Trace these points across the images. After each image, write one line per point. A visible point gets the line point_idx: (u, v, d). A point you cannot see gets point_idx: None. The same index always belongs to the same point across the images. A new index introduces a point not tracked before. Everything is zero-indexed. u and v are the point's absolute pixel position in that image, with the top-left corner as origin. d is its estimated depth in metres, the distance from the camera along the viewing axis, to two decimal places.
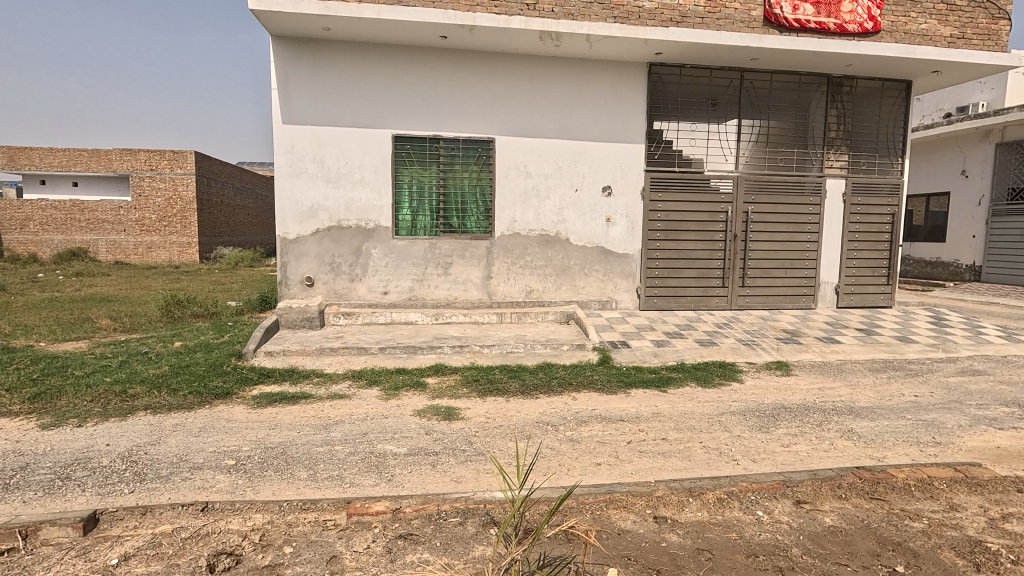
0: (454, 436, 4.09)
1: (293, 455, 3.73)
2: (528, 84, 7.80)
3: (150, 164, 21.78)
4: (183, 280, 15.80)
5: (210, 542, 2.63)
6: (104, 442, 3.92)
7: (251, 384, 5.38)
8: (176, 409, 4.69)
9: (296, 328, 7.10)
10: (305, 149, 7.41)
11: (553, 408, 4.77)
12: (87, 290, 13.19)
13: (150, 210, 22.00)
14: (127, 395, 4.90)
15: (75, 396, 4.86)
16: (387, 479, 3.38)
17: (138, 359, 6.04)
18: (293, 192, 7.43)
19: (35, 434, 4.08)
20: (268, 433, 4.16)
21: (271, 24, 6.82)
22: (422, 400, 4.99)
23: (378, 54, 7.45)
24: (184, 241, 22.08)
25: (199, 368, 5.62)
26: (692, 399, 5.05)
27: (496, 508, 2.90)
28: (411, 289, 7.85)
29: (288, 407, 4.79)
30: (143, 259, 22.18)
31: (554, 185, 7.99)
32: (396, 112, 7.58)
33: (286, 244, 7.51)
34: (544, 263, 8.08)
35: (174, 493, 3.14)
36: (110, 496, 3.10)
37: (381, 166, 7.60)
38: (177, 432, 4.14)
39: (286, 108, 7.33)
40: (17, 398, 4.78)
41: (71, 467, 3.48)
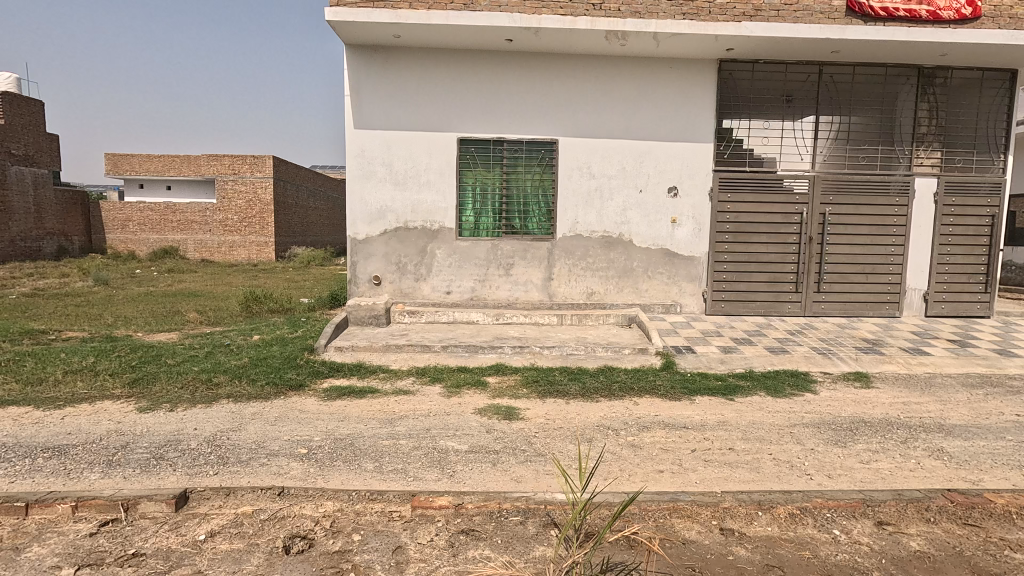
0: (515, 436, 4.11)
1: (361, 447, 3.88)
2: (593, 85, 7.74)
3: (233, 167, 23.36)
4: (261, 278, 16.84)
5: (286, 525, 2.78)
6: (191, 426, 4.23)
7: (322, 378, 5.65)
8: (255, 398, 4.99)
9: (363, 326, 7.38)
10: (374, 152, 7.68)
11: (614, 412, 4.71)
12: (178, 286, 14.30)
13: (233, 211, 23.54)
14: (211, 384, 5.28)
15: (168, 382, 5.28)
16: (449, 475, 3.45)
17: (221, 350, 6.47)
18: (363, 194, 7.73)
19: (134, 416, 4.47)
20: (338, 425, 4.35)
21: (346, 34, 7.14)
22: (483, 399, 5.05)
23: (444, 59, 7.62)
24: (262, 241, 23.50)
25: (275, 360, 5.96)
26: (762, 409, 4.84)
27: (557, 509, 2.89)
28: (473, 289, 7.97)
29: (356, 401, 4.99)
30: (225, 258, 23.75)
31: (618, 186, 7.88)
32: (461, 115, 7.72)
33: (355, 244, 7.83)
34: (606, 265, 7.99)
35: (253, 477, 3.35)
36: (197, 477, 3.35)
37: (446, 168, 7.77)
38: (256, 420, 4.40)
39: (358, 113, 7.63)
40: (119, 382, 5.26)
41: (164, 447, 3.79)
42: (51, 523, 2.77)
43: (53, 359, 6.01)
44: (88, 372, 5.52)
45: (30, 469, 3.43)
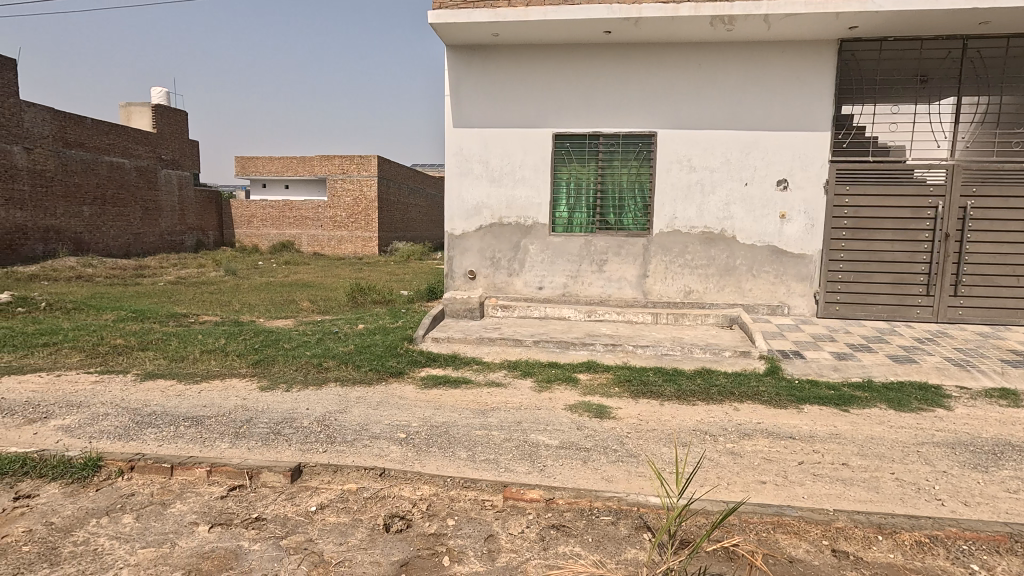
0: (606, 435, 4.06)
1: (455, 436, 4.01)
2: (695, 75, 7.40)
3: (342, 168, 25.06)
4: (366, 270, 17.99)
5: (386, 504, 2.94)
6: (304, 406, 4.61)
7: (420, 366, 5.91)
8: (359, 383, 5.33)
9: (458, 319, 7.62)
10: (472, 150, 7.89)
11: (712, 417, 4.50)
12: (294, 277, 15.61)
13: (341, 208, 25.28)
14: (322, 367, 5.71)
15: (285, 364, 5.80)
16: (539, 468, 3.47)
17: (331, 337, 6.97)
18: (460, 191, 7.97)
19: (257, 393, 4.96)
20: (434, 412, 4.54)
21: (447, 35, 7.38)
22: (574, 396, 5.03)
23: (541, 55, 7.64)
24: (367, 236, 25.05)
25: (378, 348, 6.32)
26: (882, 423, 4.39)
27: (651, 513, 2.81)
28: (565, 285, 7.94)
29: (451, 390, 5.18)
30: (334, 252, 25.58)
31: (720, 180, 7.49)
32: (557, 111, 7.71)
33: (452, 239, 8.09)
34: (706, 262, 7.63)
35: (357, 457, 3.58)
36: (309, 453, 3.64)
37: (541, 165, 7.80)
38: (360, 404, 4.70)
39: (457, 112, 7.87)
40: (245, 362, 5.87)
41: (281, 424, 4.16)
42: (190, 484, 3.13)
43: (192, 339, 6.80)
44: (219, 352, 6.18)
45: (174, 435, 3.91)
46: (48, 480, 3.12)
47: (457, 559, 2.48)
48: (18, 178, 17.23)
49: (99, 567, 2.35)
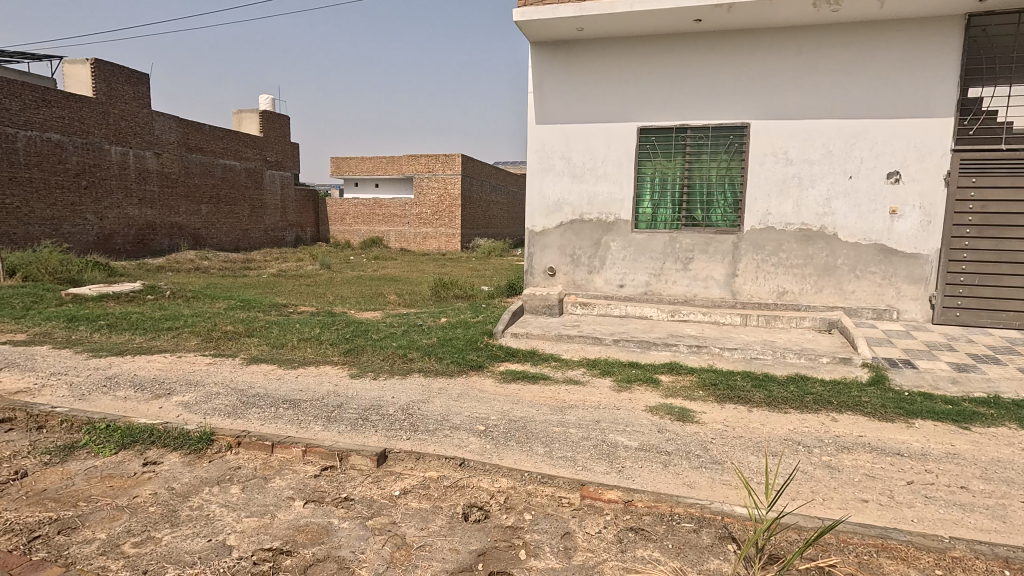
0: (689, 440, 3.91)
1: (533, 431, 4.03)
2: (795, 61, 6.92)
3: (429, 167, 25.95)
4: (448, 266, 18.54)
5: (465, 494, 3.02)
6: (390, 394, 4.83)
7: (499, 361, 6.00)
8: (441, 374, 5.50)
9: (537, 315, 7.65)
10: (554, 147, 7.87)
11: (806, 427, 4.20)
12: (382, 271, 16.38)
13: (427, 206, 26.23)
14: (406, 358, 5.95)
15: (373, 353, 6.11)
16: (618, 469, 3.41)
17: (415, 330, 7.25)
18: (542, 187, 7.98)
19: (347, 380, 5.26)
20: (512, 407, 4.59)
21: (532, 32, 7.40)
22: (655, 398, 4.89)
23: (628, 47, 7.46)
24: (450, 232, 25.80)
25: (459, 342, 6.48)
26: (1010, 444, 3.90)
27: (737, 523, 2.68)
28: (648, 284, 7.72)
29: (529, 386, 5.22)
30: (419, 248, 26.55)
31: (821, 173, 6.97)
32: (642, 104, 7.51)
33: (533, 236, 8.11)
34: (802, 261, 7.13)
35: (438, 447, 3.69)
36: (393, 439, 3.81)
37: (624, 160, 7.63)
38: (442, 395, 4.85)
39: (540, 108, 7.88)
40: (338, 351, 6.24)
41: (369, 410, 4.38)
42: (287, 461, 3.37)
43: (291, 328, 7.33)
44: (315, 341, 6.62)
45: (275, 416, 4.24)
46: (170, 449, 3.49)
47: (533, 553, 2.50)
48: (149, 180, 19.39)
49: (210, 530, 2.60)
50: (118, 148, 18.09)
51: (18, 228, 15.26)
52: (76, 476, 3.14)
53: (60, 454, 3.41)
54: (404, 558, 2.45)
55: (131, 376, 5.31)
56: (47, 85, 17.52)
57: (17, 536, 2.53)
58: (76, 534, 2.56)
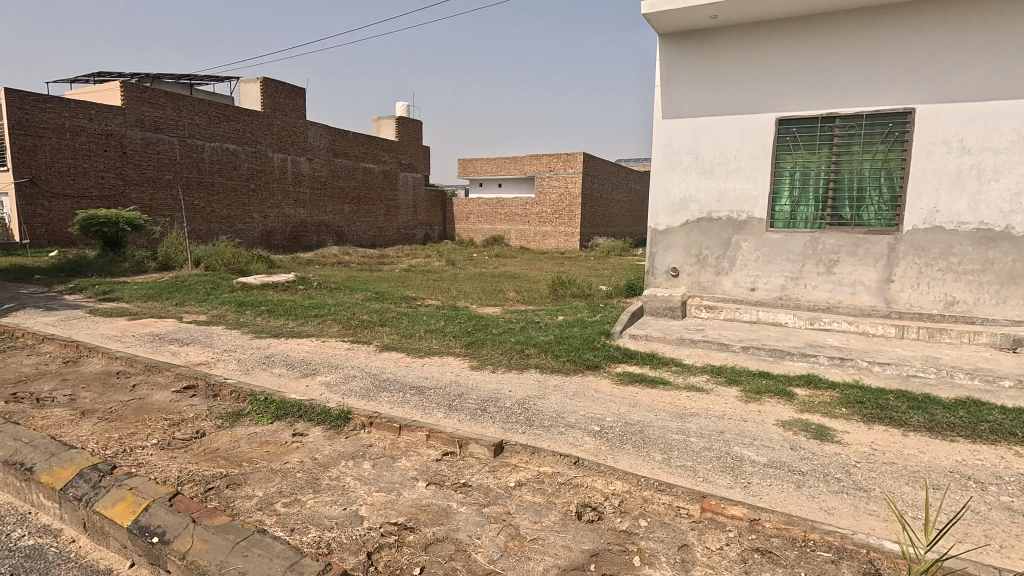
0: (828, 461, 3.54)
1: (650, 437, 3.90)
2: (975, 33, 5.95)
3: (550, 166, 26.20)
4: (566, 265, 18.57)
5: (579, 493, 3.00)
6: (507, 388, 4.95)
7: (616, 362, 5.88)
8: (557, 372, 5.53)
9: (658, 317, 7.42)
10: (682, 141, 7.53)
11: (979, 459, 3.61)
12: (502, 268, 16.85)
13: (547, 204, 26.51)
14: (524, 354, 6.07)
15: (492, 347, 6.31)
16: (743, 485, 3.18)
17: (533, 327, 7.36)
18: (667, 184, 7.67)
19: (467, 371, 5.49)
20: (629, 410, 4.48)
21: (661, 24, 7.14)
22: (788, 412, 4.49)
23: (766, 32, 6.93)
24: (570, 231, 25.83)
25: (576, 341, 6.47)
26: None
27: (885, 560, 2.38)
28: (783, 287, 7.10)
29: (647, 389, 5.06)
30: (539, 246, 26.90)
31: (1007, 163, 5.95)
32: (782, 93, 6.92)
33: (656, 235, 7.83)
34: (979, 267, 6.12)
35: (552, 443, 3.72)
36: (510, 432, 3.91)
37: (760, 153, 7.08)
38: (558, 392, 4.88)
39: (668, 102, 7.58)
40: (460, 343, 6.54)
41: (487, 402, 4.54)
42: (413, 444, 3.60)
43: (419, 320, 7.82)
44: (439, 333, 7.00)
45: (403, 401, 4.54)
46: (314, 424, 3.90)
47: (648, 562, 2.42)
48: (303, 183, 21.77)
49: (346, 500, 2.85)
50: (279, 155, 20.55)
51: (203, 226, 17.97)
52: (241, 440, 3.63)
53: (230, 419, 3.96)
54: (517, 549, 2.50)
55: (285, 356, 6.00)
56: (227, 102, 20.39)
57: (197, 485, 2.99)
58: (240, 489, 2.96)
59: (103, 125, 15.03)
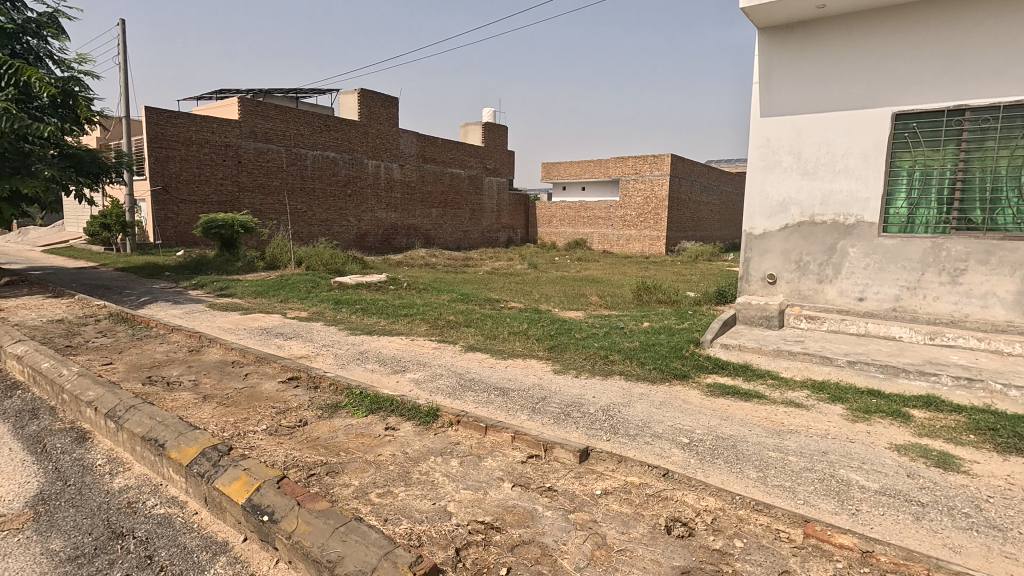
0: (953, 493, 3.17)
1: (744, 452, 3.70)
2: None
3: (636, 168, 25.65)
4: (651, 269, 18.07)
5: (668, 506, 2.90)
6: (591, 394, 4.89)
7: (706, 372, 5.63)
8: (643, 379, 5.39)
9: (752, 326, 7.05)
10: (782, 141, 7.10)
11: None
12: (585, 272, 16.73)
13: (632, 207, 25.98)
14: (608, 360, 5.97)
15: (576, 352, 6.27)
16: (850, 512, 2.93)
17: (617, 332, 7.24)
18: (765, 186, 7.26)
19: (550, 375, 5.48)
20: (720, 422, 4.27)
21: (761, 17, 6.78)
22: (903, 435, 4.07)
23: (883, 20, 6.37)
24: (655, 235, 25.16)
25: (662, 348, 6.29)
26: None
27: None
28: (898, 298, 6.46)
29: (740, 402, 4.80)
30: (622, 250, 26.40)
31: None
32: (900, 85, 6.33)
33: (751, 239, 7.43)
34: None
35: (639, 453, 3.62)
36: (594, 438, 3.86)
37: (872, 151, 6.51)
38: (643, 401, 4.75)
39: (767, 100, 7.17)
40: (543, 347, 6.56)
41: (570, 407, 4.51)
42: (498, 444, 3.65)
43: (502, 322, 7.92)
44: (522, 335, 7.06)
45: (488, 401, 4.62)
46: (405, 418, 4.06)
47: None
48: (394, 188, 22.82)
49: (435, 495, 2.94)
50: (374, 162, 21.67)
51: (304, 229, 19.35)
52: (338, 430, 3.85)
53: (329, 410, 4.22)
54: (604, 558, 2.45)
55: (377, 353, 6.31)
56: (328, 113, 21.83)
57: (300, 470, 3.21)
58: (338, 477, 3.14)
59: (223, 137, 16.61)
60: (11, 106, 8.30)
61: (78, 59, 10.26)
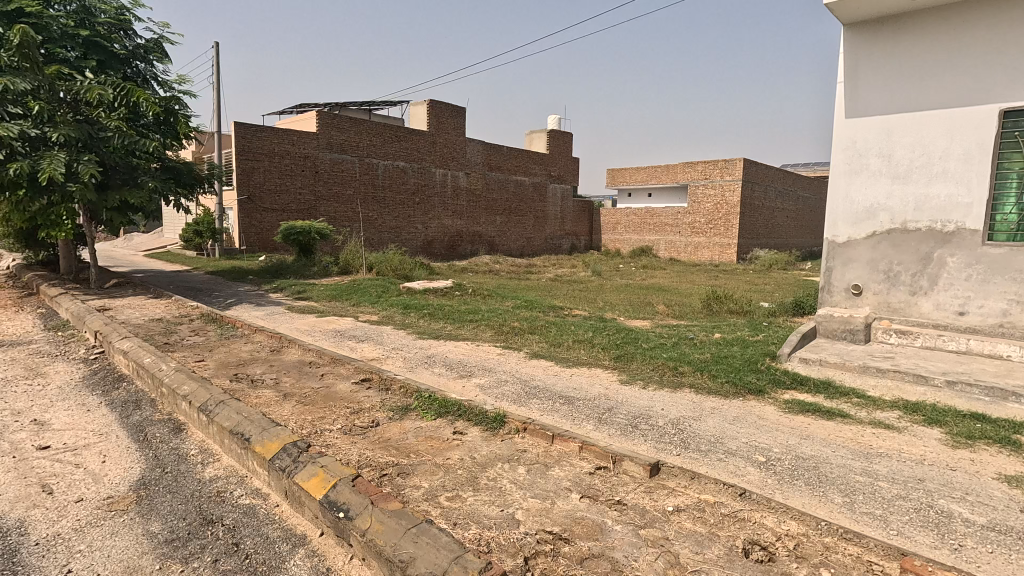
0: None
1: (828, 475, 3.46)
2: None
3: (705, 173, 24.86)
4: (721, 278, 17.41)
5: (746, 528, 2.76)
6: (660, 406, 4.75)
7: (784, 388, 5.34)
8: (714, 393, 5.17)
9: (834, 339, 6.64)
10: (869, 142, 6.66)
11: None
12: (651, 280, 16.37)
13: (701, 214, 25.18)
14: (677, 371, 5.79)
15: (643, 362, 6.12)
16: (953, 547, 2.68)
17: (686, 343, 7.02)
18: (850, 191, 6.82)
19: (616, 385, 5.38)
20: (800, 442, 4.03)
21: (847, 12, 6.40)
22: (1013, 465, 3.68)
23: (989, 10, 5.84)
24: (726, 242, 24.28)
25: (735, 361, 6.02)
26: None
27: None
28: (1005, 313, 5.87)
29: (822, 421, 4.50)
30: (690, 258, 25.60)
31: None
32: (1010, 80, 5.77)
33: (833, 248, 7.00)
34: None
35: (712, 469, 3.48)
36: (664, 453, 3.74)
37: (975, 153, 5.97)
38: (715, 415, 4.56)
39: (852, 100, 6.75)
40: (609, 356, 6.46)
41: (638, 419, 4.40)
42: (565, 454, 3.62)
43: (567, 329, 7.87)
44: (588, 343, 6.98)
45: (553, 409, 4.60)
46: (472, 423, 4.11)
47: None
48: (460, 196, 23.29)
49: (503, 502, 2.95)
50: (441, 170, 22.22)
51: (375, 236, 20.11)
52: (408, 432, 3.95)
53: (399, 412, 4.34)
54: None
55: (444, 357, 6.42)
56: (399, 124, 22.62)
57: (373, 470, 3.31)
58: (409, 479, 3.21)
59: (302, 149, 17.59)
60: (122, 124, 9.19)
61: (178, 79, 11.23)
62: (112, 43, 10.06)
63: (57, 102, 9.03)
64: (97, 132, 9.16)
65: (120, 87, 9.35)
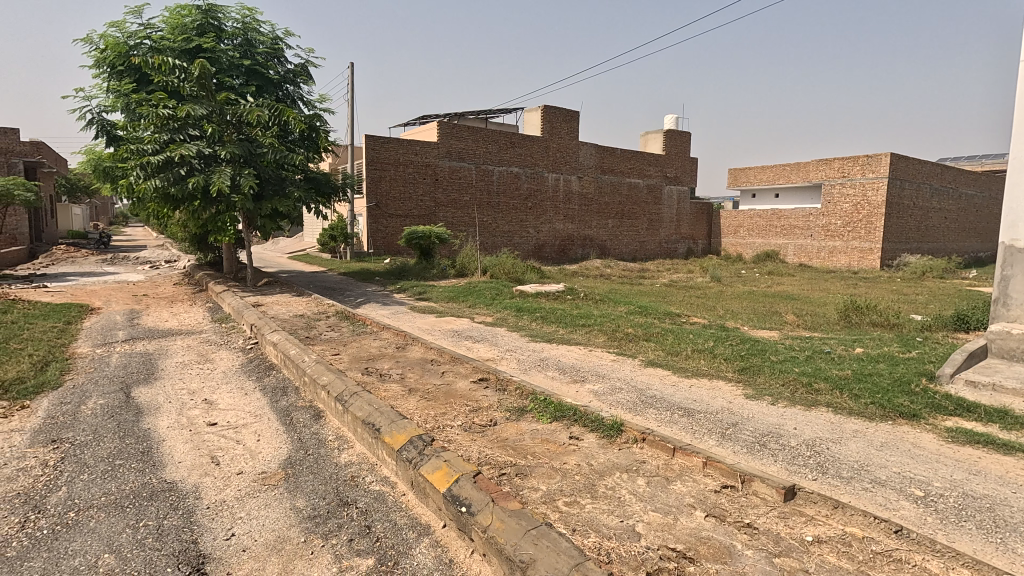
0: None
1: (1007, 519, 2.96)
2: None
3: (844, 171, 22.56)
4: (861, 286, 15.68)
5: (904, 570, 2.44)
6: (792, 425, 4.37)
7: (944, 414, 4.65)
8: (856, 415, 4.65)
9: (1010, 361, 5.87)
10: None
11: None
12: (778, 287, 15.16)
13: (838, 216, 22.88)
14: (812, 388, 5.27)
15: (771, 377, 5.67)
16: None
17: (821, 357, 6.40)
18: None
19: (741, 400, 5.04)
20: (969, 477, 3.49)
21: None
22: None
23: None
24: (867, 247, 21.90)
25: (882, 380, 5.38)
26: None
27: None
28: None
29: (997, 455, 3.87)
30: (824, 263, 23.32)
31: None
32: None
33: (1012, 253, 5.99)
34: None
35: (856, 499, 3.13)
36: (797, 476, 3.43)
37: None
38: (858, 439, 4.10)
39: None
40: (732, 367, 6.08)
41: (766, 437, 4.08)
42: (687, 468, 3.46)
43: (685, 338, 7.51)
44: (708, 353, 6.63)
45: (671, 421, 4.41)
46: (589, 429, 4.06)
47: None
48: (572, 200, 23.27)
49: (623, 513, 2.88)
50: (554, 175, 22.37)
51: (489, 240, 20.73)
52: (525, 434, 4.01)
53: (516, 413, 4.42)
54: None
55: (557, 361, 6.44)
56: (513, 130, 23.15)
57: (493, 468, 3.40)
58: (527, 480, 3.25)
59: (424, 158, 18.65)
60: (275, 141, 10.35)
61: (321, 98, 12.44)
62: (268, 70, 11.37)
63: (226, 124, 10.37)
64: (255, 149, 10.38)
65: (274, 108, 10.55)
